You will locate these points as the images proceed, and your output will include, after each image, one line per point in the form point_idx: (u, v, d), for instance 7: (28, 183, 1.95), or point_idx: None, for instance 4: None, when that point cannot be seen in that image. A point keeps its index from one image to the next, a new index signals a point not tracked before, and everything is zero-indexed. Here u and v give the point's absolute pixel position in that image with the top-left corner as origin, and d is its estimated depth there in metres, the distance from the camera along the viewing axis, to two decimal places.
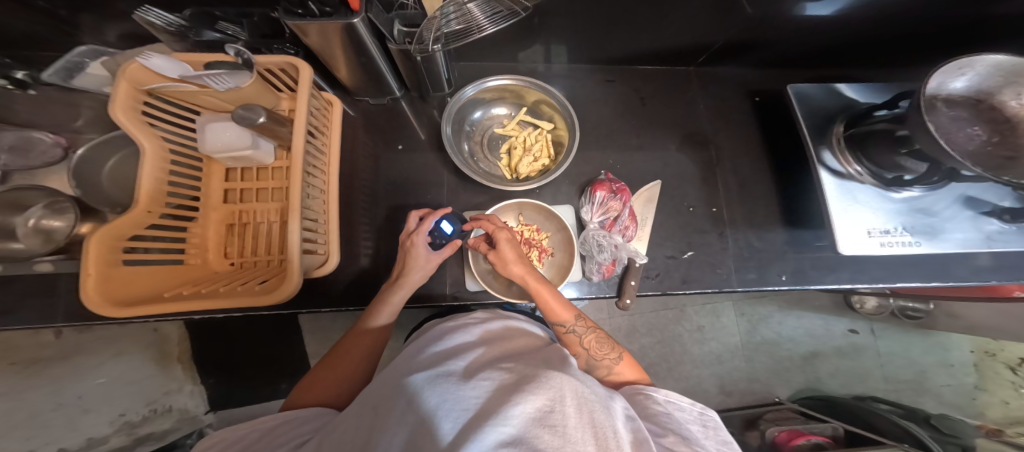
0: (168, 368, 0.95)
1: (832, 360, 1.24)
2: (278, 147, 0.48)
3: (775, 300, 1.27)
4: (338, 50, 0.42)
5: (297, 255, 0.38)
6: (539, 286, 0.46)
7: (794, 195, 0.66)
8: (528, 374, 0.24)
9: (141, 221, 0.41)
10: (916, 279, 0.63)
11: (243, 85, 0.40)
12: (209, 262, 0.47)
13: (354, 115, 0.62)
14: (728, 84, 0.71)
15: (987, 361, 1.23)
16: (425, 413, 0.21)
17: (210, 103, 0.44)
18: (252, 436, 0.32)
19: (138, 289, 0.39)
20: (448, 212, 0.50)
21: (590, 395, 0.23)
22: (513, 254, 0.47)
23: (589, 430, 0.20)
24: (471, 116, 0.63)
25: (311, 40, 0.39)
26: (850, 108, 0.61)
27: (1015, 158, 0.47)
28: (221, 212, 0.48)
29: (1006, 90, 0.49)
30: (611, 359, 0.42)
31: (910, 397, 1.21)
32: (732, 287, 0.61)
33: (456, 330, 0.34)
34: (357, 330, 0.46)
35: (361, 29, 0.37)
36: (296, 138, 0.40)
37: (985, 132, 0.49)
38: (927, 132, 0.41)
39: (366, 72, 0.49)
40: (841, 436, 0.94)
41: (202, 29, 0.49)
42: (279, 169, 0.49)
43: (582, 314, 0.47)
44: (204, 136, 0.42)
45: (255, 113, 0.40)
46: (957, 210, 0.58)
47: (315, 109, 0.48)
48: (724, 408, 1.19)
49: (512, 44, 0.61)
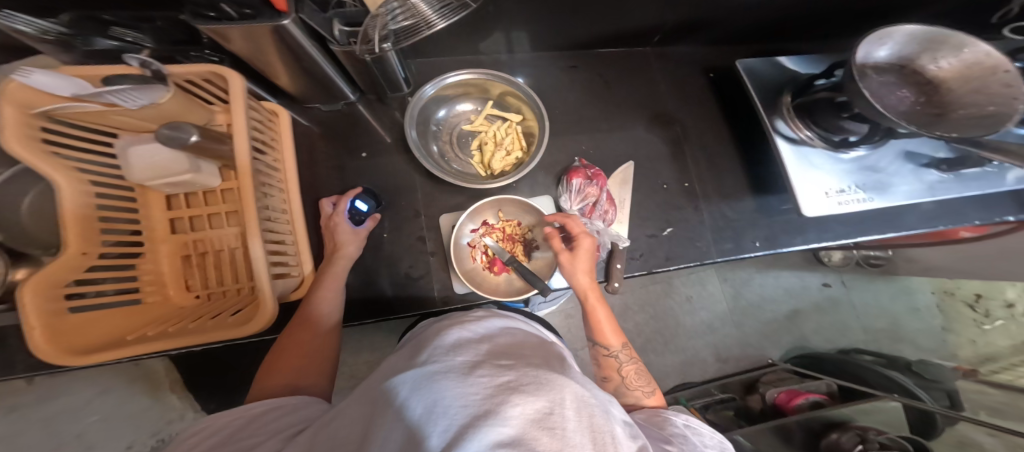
0: (161, 399, 0.87)
1: (813, 317, 1.30)
2: (222, 166, 0.45)
3: (753, 265, 1.32)
4: (271, 55, 0.39)
5: (268, 284, 0.36)
6: (597, 302, 0.48)
7: (757, 163, 0.68)
8: (530, 373, 0.22)
9: (80, 264, 0.37)
10: (875, 232, 0.66)
11: (160, 101, 0.35)
12: (171, 297, 0.44)
13: (306, 124, 0.59)
14: (684, 60, 0.72)
15: (949, 301, 1.32)
16: (418, 415, 0.19)
17: (127, 123, 0.39)
18: (237, 423, 0.29)
19: (93, 336, 0.36)
20: (360, 192, 0.54)
21: (591, 398, 0.21)
22: (585, 265, 0.49)
23: (589, 434, 0.18)
24: (435, 115, 0.61)
25: (235, 45, 0.36)
26: (792, 81, 0.63)
27: (943, 114, 0.53)
28: (173, 244, 0.45)
29: (923, 56, 0.56)
30: (644, 391, 0.43)
31: (889, 346, 1.29)
32: (712, 258, 0.63)
33: (449, 327, 0.31)
34: (299, 322, 0.43)
35: (294, 31, 0.35)
36: (242, 153, 0.37)
37: (912, 94, 0.56)
38: (864, 98, 0.46)
39: (312, 78, 0.47)
40: (835, 391, 1.00)
41: (94, 36, 0.43)
42: (229, 190, 0.46)
43: (629, 345, 0.48)
44: (129, 161, 0.38)
45: (185, 132, 0.36)
46: (900, 165, 0.61)
47: (260, 122, 0.45)
48: (722, 375, 1.24)
49: (467, 35, 0.60)
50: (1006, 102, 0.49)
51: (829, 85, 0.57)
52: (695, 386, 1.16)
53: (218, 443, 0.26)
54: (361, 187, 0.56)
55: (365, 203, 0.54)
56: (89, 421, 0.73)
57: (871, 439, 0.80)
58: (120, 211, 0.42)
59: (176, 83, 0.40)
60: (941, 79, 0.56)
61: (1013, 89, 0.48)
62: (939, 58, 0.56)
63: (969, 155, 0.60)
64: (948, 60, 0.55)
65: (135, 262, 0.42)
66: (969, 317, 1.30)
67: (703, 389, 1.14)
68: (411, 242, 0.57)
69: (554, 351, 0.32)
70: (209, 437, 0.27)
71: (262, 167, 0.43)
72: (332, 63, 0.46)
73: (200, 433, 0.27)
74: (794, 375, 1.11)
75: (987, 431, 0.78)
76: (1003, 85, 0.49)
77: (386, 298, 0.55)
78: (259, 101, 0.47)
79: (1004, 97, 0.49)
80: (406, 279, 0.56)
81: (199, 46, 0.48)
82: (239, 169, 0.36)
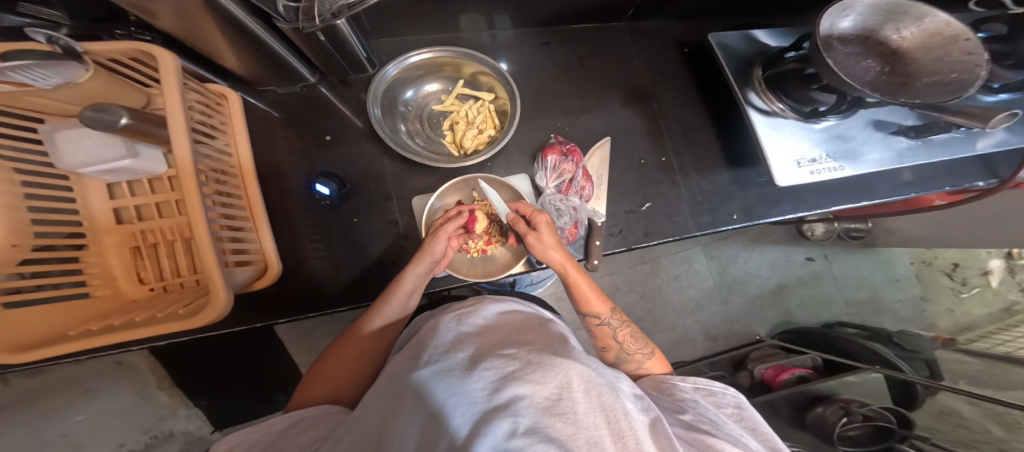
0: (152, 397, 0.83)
1: (797, 290, 1.36)
2: (166, 153, 0.40)
3: (739, 239, 1.36)
4: (208, 34, 0.36)
5: (219, 274, 0.35)
6: (576, 275, 0.49)
7: (732, 136, 0.69)
8: (535, 358, 0.24)
9: (7, 258, 0.34)
10: (846, 201, 0.69)
11: (79, 82, 0.31)
12: (122, 291, 0.42)
13: (263, 107, 0.56)
14: (658, 37, 0.72)
15: (926, 270, 1.37)
16: (435, 411, 0.21)
17: (45, 105, 0.35)
18: (268, 437, 0.31)
19: (32, 332, 0.34)
20: (322, 175, 0.54)
21: (598, 378, 0.24)
22: (552, 240, 0.49)
23: (600, 414, 0.21)
24: (402, 96, 0.60)
25: (163, 22, 0.34)
26: (764, 53, 0.64)
27: (907, 84, 0.54)
28: (118, 235, 0.41)
29: (886, 27, 0.57)
30: (643, 354, 0.46)
31: (871, 318, 1.36)
32: (691, 232, 0.64)
33: (450, 319, 0.33)
34: (350, 335, 0.46)
35: (231, 10, 0.33)
36: (181, 143, 0.33)
37: (877, 64, 0.57)
38: (829, 68, 0.47)
39: (259, 57, 0.44)
40: (820, 365, 1.04)
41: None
42: (175, 178, 0.41)
43: (616, 309, 0.50)
44: (58, 148, 0.34)
45: (113, 115, 0.31)
46: (869, 134, 0.63)
47: (207, 105, 0.42)
48: (712, 352, 1.29)
49: (433, 13, 0.58)
50: (967, 69, 0.50)
51: (798, 58, 0.57)
52: (689, 364, 1.21)
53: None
54: (325, 169, 0.55)
55: (325, 187, 0.54)
56: None
57: (854, 411, 0.87)
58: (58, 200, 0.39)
59: (101, 63, 0.35)
60: (905, 49, 0.56)
61: (973, 56, 0.50)
62: (901, 28, 0.56)
63: (937, 121, 0.61)
64: (910, 29, 0.56)
65: (78, 256, 0.40)
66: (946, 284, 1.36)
67: (694, 368, 1.19)
68: (385, 226, 0.57)
69: (553, 328, 0.34)
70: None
71: (210, 151, 0.41)
72: (281, 41, 0.44)
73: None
74: (780, 350, 1.16)
75: (965, 401, 0.87)
76: (963, 52, 0.51)
77: (363, 283, 0.55)
78: (205, 83, 0.44)
79: (964, 64, 0.51)
80: (381, 264, 0.56)
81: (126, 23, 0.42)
82: (178, 160, 0.33)
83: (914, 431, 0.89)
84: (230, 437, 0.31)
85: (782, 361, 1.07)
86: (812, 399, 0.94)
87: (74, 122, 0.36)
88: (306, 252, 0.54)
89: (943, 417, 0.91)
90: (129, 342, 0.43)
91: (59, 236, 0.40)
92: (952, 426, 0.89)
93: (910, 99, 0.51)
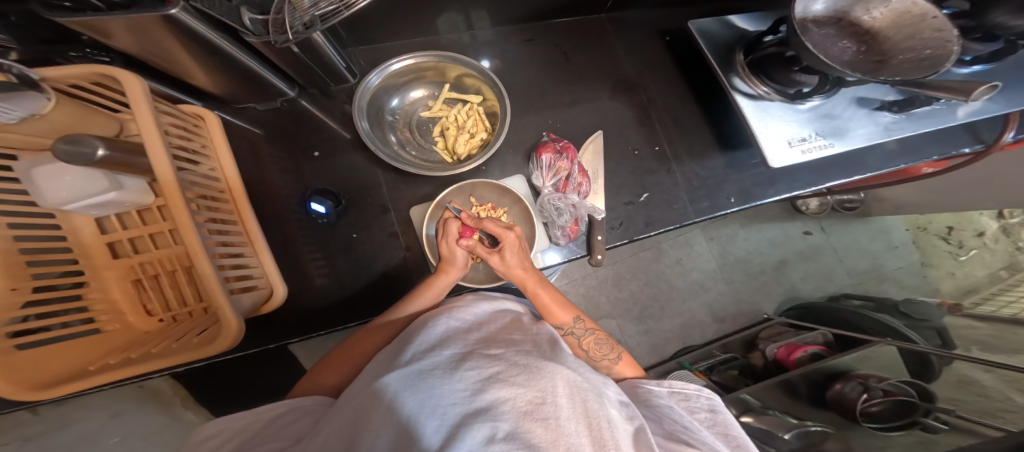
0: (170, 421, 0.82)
1: (800, 266, 1.36)
2: (150, 181, 0.39)
3: (736, 220, 1.35)
4: (173, 52, 0.36)
5: (226, 300, 0.35)
6: (537, 288, 0.48)
7: (723, 120, 0.68)
8: (520, 361, 0.25)
9: (9, 302, 0.33)
10: (842, 176, 0.68)
11: (43, 111, 0.30)
12: (133, 324, 0.41)
13: (244, 126, 0.56)
14: (639, 25, 0.71)
15: (923, 236, 1.38)
16: (408, 414, 0.20)
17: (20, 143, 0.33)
18: (253, 425, 0.31)
19: (52, 369, 0.33)
20: (315, 194, 0.53)
21: (584, 383, 0.24)
22: (516, 260, 0.47)
23: (583, 420, 0.22)
24: (389, 105, 0.59)
25: (120, 42, 0.33)
26: (743, 37, 0.63)
27: (884, 61, 0.54)
28: (118, 269, 0.40)
29: (857, 7, 0.56)
30: (610, 360, 0.46)
31: (875, 287, 1.35)
32: (689, 218, 0.64)
33: (436, 318, 0.33)
34: (336, 350, 0.45)
35: (201, 30, 0.33)
36: (162, 168, 0.33)
37: (853, 44, 0.56)
38: (809, 50, 0.46)
39: (231, 72, 0.43)
40: (832, 341, 1.04)
41: None
42: (165, 207, 0.40)
43: (581, 317, 0.50)
44: (42, 187, 0.33)
45: (89, 146, 0.29)
46: (854, 110, 0.62)
47: (184, 126, 0.42)
48: (721, 335, 1.29)
49: (411, 16, 0.57)
50: (941, 45, 0.50)
51: (776, 40, 0.57)
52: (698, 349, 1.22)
53: (237, 446, 0.29)
54: (318, 187, 0.54)
55: (321, 205, 0.53)
56: (111, 443, 0.63)
57: (874, 386, 0.88)
58: (46, 239, 0.38)
59: (64, 91, 0.34)
60: (877, 29, 0.56)
61: (944, 33, 0.50)
62: (872, 9, 0.56)
63: (916, 94, 0.60)
64: (879, 9, 0.55)
65: (80, 292, 0.39)
66: (944, 249, 1.35)
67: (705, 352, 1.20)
68: (384, 239, 0.56)
69: (542, 329, 0.34)
70: (226, 442, 0.30)
71: (197, 177, 0.41)
72: (253, 55, 0.43)
73: (220, 440, 0.30)
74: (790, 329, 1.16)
75: (982, 368, 0.81)
76: (933, 29, 0.51)
77: (366, 296, 0.54)
78: (180, 106, 0.44)
79: (936, 40, 0.50)
80: (385, 275, 0.55)
81: (79, 44, 0.40)
82: (166, 185, 0.33)
83: (936, 403, 0.84)
84: (222, 419, 0.32)
85: (795, 340, 1.07)
86: (829, 377, 0.95)
87: (50, 156, 0.34)
88: (308, 271, 0.53)
89: (963, 387, 0.85)
90: (146, 371, 0.42)
91: (54, 276, 0.38)
92: (972, 395, 0.82)
93: (889, 76, 0.51)
